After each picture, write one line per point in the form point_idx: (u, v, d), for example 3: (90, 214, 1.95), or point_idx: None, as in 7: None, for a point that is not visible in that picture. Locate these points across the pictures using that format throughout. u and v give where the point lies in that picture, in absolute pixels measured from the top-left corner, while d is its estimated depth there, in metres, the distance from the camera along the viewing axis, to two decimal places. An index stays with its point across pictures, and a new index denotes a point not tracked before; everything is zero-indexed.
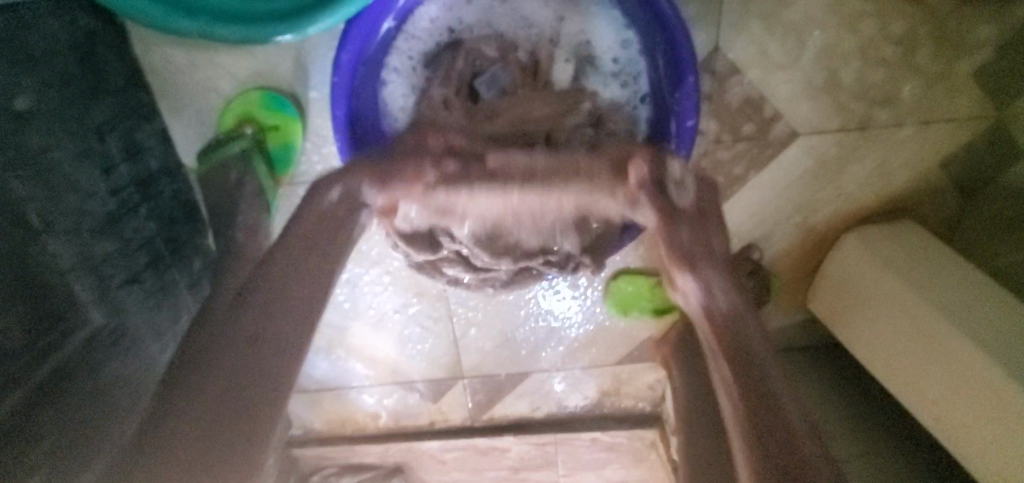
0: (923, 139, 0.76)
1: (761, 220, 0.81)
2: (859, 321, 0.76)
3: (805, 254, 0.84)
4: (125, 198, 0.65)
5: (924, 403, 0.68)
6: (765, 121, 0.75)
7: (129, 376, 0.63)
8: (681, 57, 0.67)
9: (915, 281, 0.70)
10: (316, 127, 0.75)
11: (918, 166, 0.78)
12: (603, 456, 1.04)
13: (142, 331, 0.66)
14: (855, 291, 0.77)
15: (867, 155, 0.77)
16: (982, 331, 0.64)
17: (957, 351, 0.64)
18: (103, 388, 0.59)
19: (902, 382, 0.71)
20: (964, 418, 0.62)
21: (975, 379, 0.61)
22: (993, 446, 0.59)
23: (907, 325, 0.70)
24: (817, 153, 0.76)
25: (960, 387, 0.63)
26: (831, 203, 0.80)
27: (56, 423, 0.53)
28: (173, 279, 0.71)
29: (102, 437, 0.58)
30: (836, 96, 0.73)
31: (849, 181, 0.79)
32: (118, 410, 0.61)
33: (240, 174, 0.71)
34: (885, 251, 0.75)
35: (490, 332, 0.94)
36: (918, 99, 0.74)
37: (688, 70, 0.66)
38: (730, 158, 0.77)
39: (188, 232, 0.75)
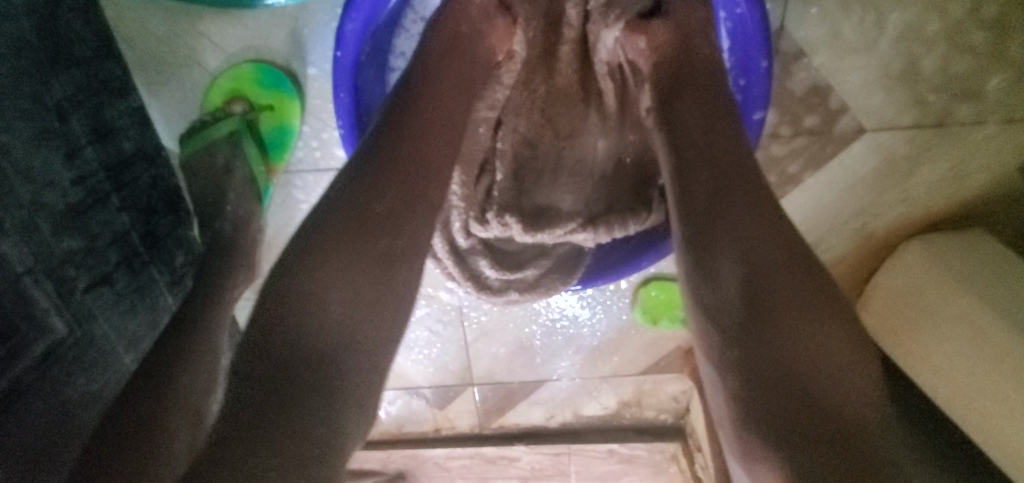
0: (1007, 139, 0.66)
1: (814, 224, 0.73)
2: (919, 339, 0.66)
3: (859, 262, 0.75)
4: (93, 187, 0.57)
5: (995, 440, 0.57)
6: (829, 114, 0.65)
7: (95, 390, 0.56)
8: (749, 37, 0.58)
9: (993, 298, 0.61)
10: (315, 108, 0.66)
11: (996, 171, 0.68)
12: (619, 467, 0.97)
13: (112, 339, 0.58)
14: (916, 306, 0.67)
15: (941, 157, 0.67)
16: None
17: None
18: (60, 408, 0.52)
19: (968, 412, 0.60)
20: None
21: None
22: None
23: (981, 345, 0.60)
24: (885, 151, 0.67)
25: None
26: (894, 208, 0.71)
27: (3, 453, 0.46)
28: (151, 278, 0.64)
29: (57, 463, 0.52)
30: (914, 87, 0.64)
31: (917, 184, 0.69)
32: (81, 430, 0.55)
33: (227, 157, 0.63)
34: (957, 263, 0.65)
35: (504, 338, 0.86)
36: (1006, 95, 0.64)
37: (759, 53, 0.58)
38: (785, 155, 0.68)
39: (170, 223, 0.67)
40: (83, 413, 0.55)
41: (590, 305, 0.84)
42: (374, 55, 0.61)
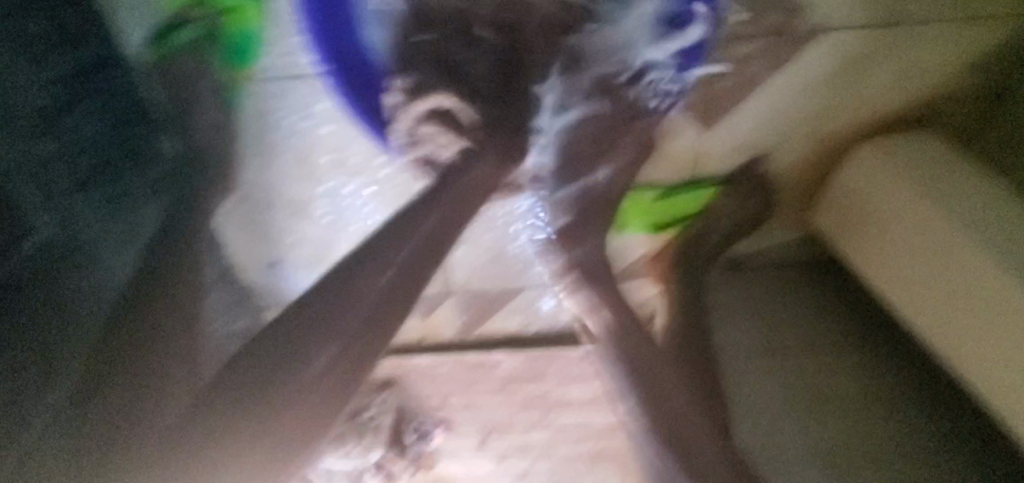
0: (959, 39, 0.69)
1: (773, 128, 0.76)
2: (870, 240, 0.71)
3: (814, 165, 0.79)
4: (61, 94, 0.59)
5: (926, 318, 0.66)
6: (789, 13, 0.67)
7: (91, 285, 0.61)
8: None
9: (936, 193, 0.66)
10: (279, 13, 0.64)
11: (945, 70, 0.71)
12: (596, 369, 1.02)
13: (96, 237, 0.63)
14: (863, 206, 0.72)
15: (895, 57, 0.70)
16: (993, 235, 0.62)
17: (979, 277, 0.60)
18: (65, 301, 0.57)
19: (909, 300, 0.67)
20: (966, 342, 0.62)
21: (1013, 313, 0.57)
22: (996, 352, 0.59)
23: (921, 241, 0.65)
24: (843, 51, 0.69)
25: (972, 298, 0.61)
26: (849, 109, 0.74)
27: (24, 334, 0.51)
28: (125, 187, 0.67)
29: (60, 359, 0.55)
30: None
31: (873, 85, 0.72)
32: (80, 324, 0.59)
33: None
34: (902, 162, 0.70)
35: (480, 246, 0.94)
36: None
37: None
38: (746, 56, 0.70)
39: (143, 134, 0.69)
40: (81, 311, 0.60)
41: None
42: None
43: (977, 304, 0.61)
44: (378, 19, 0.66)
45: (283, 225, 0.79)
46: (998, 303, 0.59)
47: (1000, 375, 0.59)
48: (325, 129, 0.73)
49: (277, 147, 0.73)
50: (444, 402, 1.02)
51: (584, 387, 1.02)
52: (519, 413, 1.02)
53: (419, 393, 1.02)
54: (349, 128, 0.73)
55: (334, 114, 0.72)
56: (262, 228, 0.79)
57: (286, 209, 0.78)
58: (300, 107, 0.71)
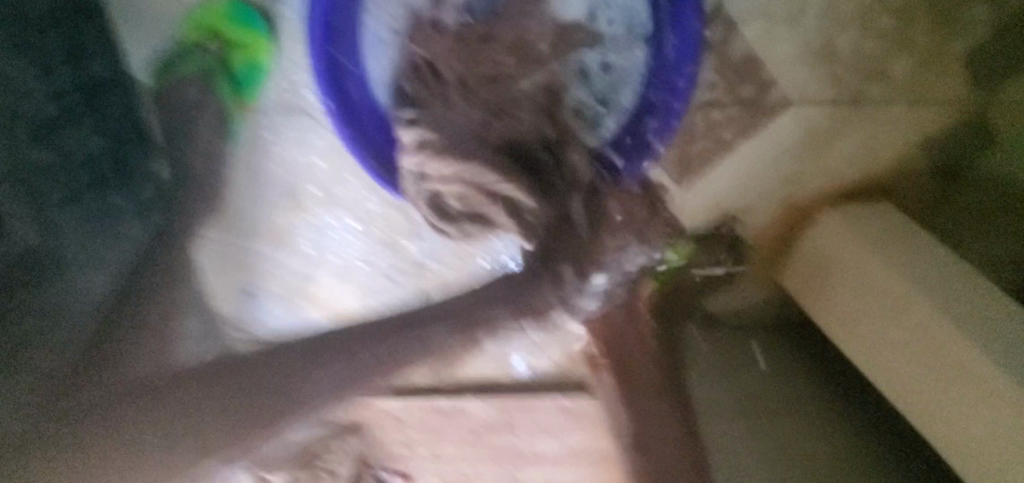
0: (911, 120, 0.76)
1: (744, 190, 0.81)
2: (832, 302, 0.76)
3: (783, 226, 0.83)
4: (71, 105, 0.59)
5: (888, 380, 0.68)
6: (762, 88, 0.74)
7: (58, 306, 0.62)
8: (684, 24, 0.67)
9: (889, 255, 0.71)
10: (289, 53, 0.69)
11: (901, 146, 0.78)
12: None
13: (77, 251, 0.62)
14: (824, 265, 0.77)
15: (854, 132, 0.77)
16: (953, 305, 0.64)
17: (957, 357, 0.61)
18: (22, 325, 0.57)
19: (867, 354, 0.71)
20: (946, 413, 0.62)
21: (965, 372, 0.60)
22: (989, 434, 0.57)
23: (882, 306, 0.69)
24: (807, 124, 0.76)
25: (925, 356, 0.64)
26: (815, 178, 0.80)
27: None
28: (116, 204, 0.66)
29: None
30: (831, 64, 0.73)
31: (835, 156, 0.78)
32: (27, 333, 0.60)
33: (199, 93, 0.70)
34: (862, 227, 0.75)
35: (463, 293, 0.86)
36: (909, 77, 0.73)
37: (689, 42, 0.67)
38: (720, 120, 0.76)
39: (141, 155, 0.69)
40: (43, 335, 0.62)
41: None
42: (344, 11, 0.67)
43: (939, 370, 0.62)
44: (382, 64, 0.70)
45: (264, 256, 0.81)
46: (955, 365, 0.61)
47: (976, 445, 0.59)
48: (317, 164, 0.75)
49: (265, 179, 0.75)
50: None
51: None
52: None
53: None
54: (342, 166, 0.75)
55: (327, 150, 0.74)
56: (243, 257, 0.82)
57: (269, 240, 0.80)
58: (296, 141, 0.73)
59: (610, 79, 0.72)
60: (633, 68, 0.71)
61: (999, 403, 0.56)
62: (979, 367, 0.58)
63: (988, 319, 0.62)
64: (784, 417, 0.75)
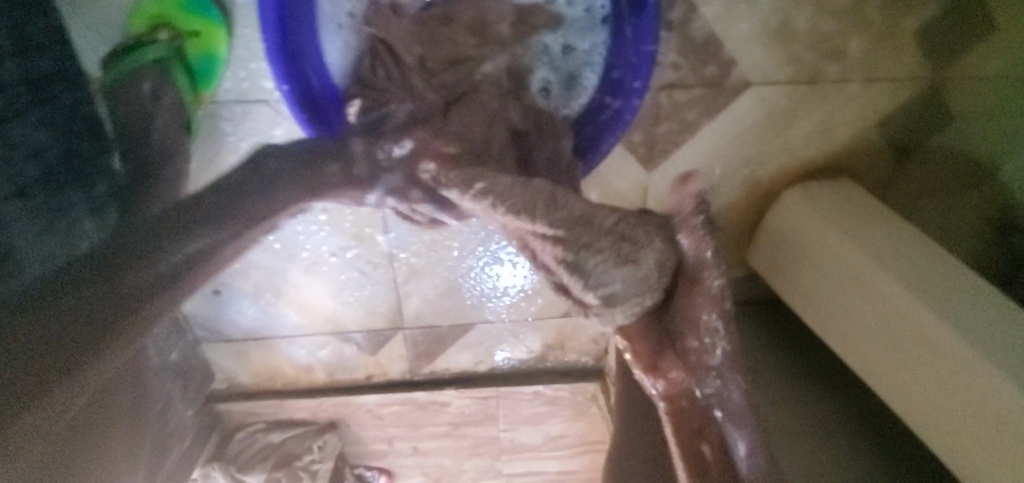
0: (866, 98, 0.78)
1: (710, 171, 0.82)
2: (796, 276, 0.79)
3: (750, 205, 0.86)
4: (9, 99, 0.56)
5: (854, 353, 0.71)
6: (723, 68, 0.75)
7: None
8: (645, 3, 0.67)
9: (850, 232, 0.73)
10: (244, 39, 0.68)
11: (859, 125, 0.80)
12: (543, 409, 1.04)
13: (27, 253, 0.58)
14: (792, 243, 0.79)
15: (812, 111, 0.79)
16: (913, 278, 0.67)
17: (924, 331, 0.63)
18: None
19: (834, 328, 0.74)
20: (903, 380, 0.64)
21: (931, 345, 0.62)
22: (945, 410, 0.60)
23: (847, 279, 0.71)
24: (767, 104, 0.78)
25: (891, 333, 0.66)
26: (777, 157, 0.82)
27: None
28: (70, 202, 0.63)
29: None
30: (788, 44, 0.74)
31: (795, 136, 0.80)
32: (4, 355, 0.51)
33: (154, 85, 0.65)
34: (824, 205, 0.78)
35: (434, 281, 0.89)
36: (864, 56, 0.75)
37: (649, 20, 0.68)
38: (684, 100, 0.77)
39: (94, 149, 0.67)
40: None
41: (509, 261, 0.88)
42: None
43: (903, 343, 0.65)
44: (337, 48, 0.70)
45: None
46: (925, 342, 0.62)
47: (930, 408, 0.61)
48: None
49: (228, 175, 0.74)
50: (391, 445, 1.07)
51: (530, 429, 1.06)
52: (469, 457, 1.10)
53: (365, 432, 1.05)
54: None
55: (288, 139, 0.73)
56: None
57: None
58: (255, 131, 0.73)
59: (571, 63, 0.72)
60: (593, 51, 0.72)
61: (957, 383, 0.59)
62: (940, 343, 0.61)
63: (947, 293, 0.65)
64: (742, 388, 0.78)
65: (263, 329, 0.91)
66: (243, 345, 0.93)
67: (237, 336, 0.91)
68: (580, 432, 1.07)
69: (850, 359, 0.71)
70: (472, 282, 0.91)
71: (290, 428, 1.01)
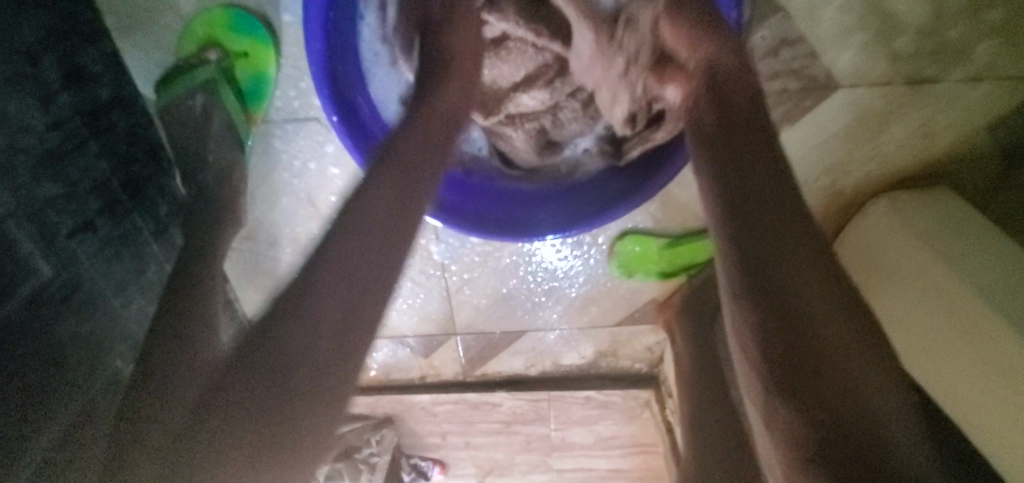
0: (975, 98, 0.69)
1: (786, 180, 0.75)
2: (880, 302, 0.70)
3: (828, 217, 0.78)
4: (70, 134, 0.57)
5: (942, 387, 0.62)
6: (813, 69, 0.68)
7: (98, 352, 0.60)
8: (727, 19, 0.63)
9: (945, 251, 0.65)
10: (292, 57, 0.66)
11: (965, 127, 0.71)
12: (595, 413, 1.03)
13: (97, 283, 0.59)
14: (877, 260, 0.71)
15: (909, 115, 0.70)
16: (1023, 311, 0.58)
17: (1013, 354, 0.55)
18: (63, 374, 0.55)
19: (919, 358, 0.66)
20: (1001, 431, 0.55)
21: None
22: None
23: (938, 304, 0.63)
24: (857, 107, 0.70)
25: (985, 367, 0.58)
26: (863, 165, 0.74)
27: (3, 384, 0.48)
28: (135, 226, 0.65)
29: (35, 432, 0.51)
30: (884, 41, 0.66)
31: (888, 143, 0.72)
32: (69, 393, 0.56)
33: (206, 101, 0.65)
34: (915, 218, 0.69)
35: (484, 289, 0.88)
36: (987, 55, 0.66)
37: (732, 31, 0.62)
38: (765, 102, 0.70)
39: (150, 171, 0.67)
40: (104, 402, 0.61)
41: (567, 259, 0.85)
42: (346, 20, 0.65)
43: (994, 373, 0.57)
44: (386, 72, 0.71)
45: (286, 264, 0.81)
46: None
47: None
48: (331, 172, 0.73)
49: (280, 188, 0.75)
50: (445, 439, 1.08)
51: (581, 430, 1.05)
52: (520, 453, 1.07)
53: (420, 428, 1.08)
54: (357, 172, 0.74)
55: (340, 156, 0.72)
56: (267, 266, 0.82)
57: (290, 249, 0.80)
58: (310, 149, 0.72)
59: None
60: None
61: None
62: None
63: None
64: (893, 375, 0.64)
65: None
66: None
67: None
68: (632, 434, 1.04)
69: (941, 399, 0.63)
70: (523, 293, 0.89)
71: (349, 422, 1.05)
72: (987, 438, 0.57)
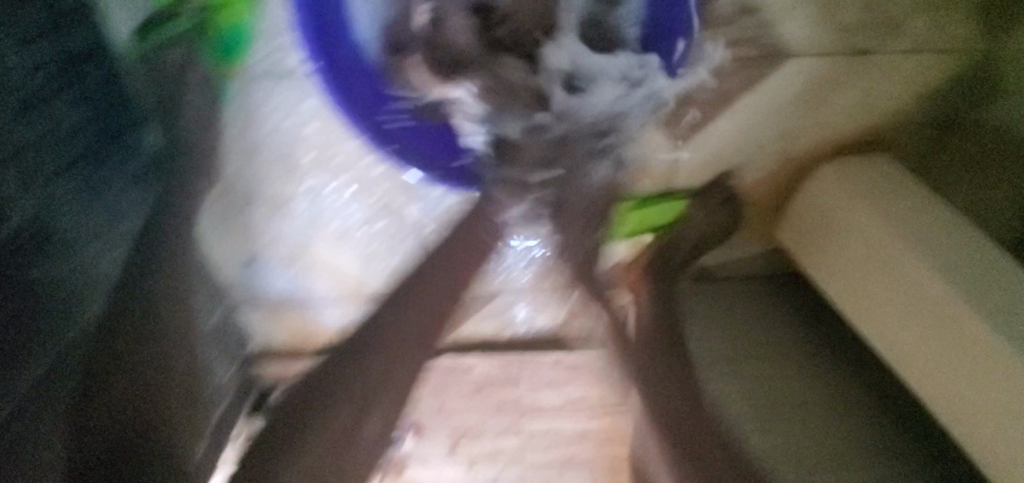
0: (914, 68, 0.75)
1: (742, 145, 0.81)
2: (827, 256, 0.76)
3: (781, 183, 0.84)
4: (49, 79, 0.59)
5: (892, 344, 0.69)
6: (764, 40, 0.74)
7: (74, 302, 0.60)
8: None
9: (892, 216, 0.71)
10: (275, 17, 0.72)
11: (904, 98, 0.77)
12: (565, 375, 1.05)
13: (74, 228, 0.61)
14: (826, 222, 0.76)
15: (853, 85, 0.76)
16: (959, 271, 0.65)
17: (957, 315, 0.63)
18: (30, 323, 0.54)
19: (870, 315, 0.71)
20: (950, 384, 0.63)
21: (979, 347, 0.61)
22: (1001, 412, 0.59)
23: (886, 265, 0.69)
24: (808, 76, 0.75)
25: (932, 326, 0.65)
26: (812, 132, 0.79)
27: None
28: (109, 177, 0.66)
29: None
30: (827, 14, 0.72)
31: (832, 112, 0.78)
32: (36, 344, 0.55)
33: (185, 55, 0.70)
34: (861, 181, 0.75)
35: None
36: (922, 29, 0.73)
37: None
38: (723, 70, 0.75)
39: (124, 123, 0.69)
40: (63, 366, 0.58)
41: None
42: None
43: (942, 332, 0.64)
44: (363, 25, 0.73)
45: (262, 220, 0.82)
46: (956, 338, 0.63)
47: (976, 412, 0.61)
48: (308, 128, 0.77)
49: (257, 144, 0.77)
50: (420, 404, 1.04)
51: (553, 394, 1.05)
52: (493, 416, 1.05)
53: None
54: (336, 130, 0.77)
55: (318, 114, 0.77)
56: (241, 223, 0.82)
57: (267, 206, 0.82)
58: (286, 106, 0.76)
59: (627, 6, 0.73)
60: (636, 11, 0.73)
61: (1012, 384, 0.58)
62: (982, 334, 0.61)
63: (991, 284, 0.64)
64: (773, 366, 0.80)
65: (295, 294, 0.87)
66: (278, 309, 0.87)
67: (270, 301, 0.87)
68: (601, 396, 1.04)
69: (890, 354, 0.69)
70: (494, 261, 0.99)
71: None
72: (935, 390, 0.65)
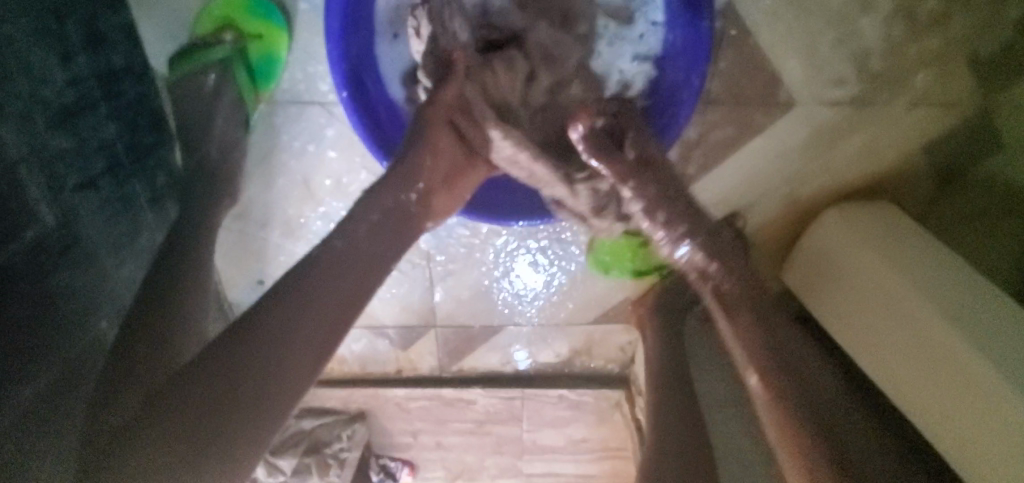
0: (915, 120, 0.78)
1: (751, 187, 0.83)
2: (834, 301, 0.76)
3: (787, 225, 0.85)
4: (85, 93, 0.61)
5: (892, 380, 0.68)
6: (773, 87, 0.77)
7: (87, 311, 0.60)
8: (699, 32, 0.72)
9: (891, 255, 0.71)
10: (303, 43, 0.73)
11: (907, 147, 0.80)
12: (567, 414, 1.02)
13: (94, 238, 0.61)
14: (827, 264, 0.78)
15: (857, 134, 0.79)
16: (959, 309, 0.64)
17: (950, 348, 0.61)
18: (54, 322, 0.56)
19: (872, 354, 0.71)
20: (946, 420, 0.60)
21: (971, 383, 0.58)
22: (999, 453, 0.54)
23: (883, 301, 0.70)
24: (814, 122, 0.78)
25: (927, 362, 0.63)
26: (819, 177, 0.82)
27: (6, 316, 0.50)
28: (133, 190, 0.67)
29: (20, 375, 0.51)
30: (835, 65, 0.75)
31: (840, 158, 0.80)
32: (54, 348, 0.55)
33: (218, 80, 0.70)
34: (863, 225, 0.76)
35: (466, 282, 0.93)
36: (926, 83, 0.76)
37: (704, 40, 0.71)
38: (733, 113, 0.78)
39: (153, 140, 0.71)
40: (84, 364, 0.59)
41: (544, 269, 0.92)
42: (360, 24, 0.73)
43: (932, 366, 0.63)
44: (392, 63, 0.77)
45: (276, 243, 0.84)
46: (963, 380, 0.59)
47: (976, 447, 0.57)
48: (329, 155, 0.79)
49: (278, 168, 0.79)
50: (416, 439, 1.06)
51: (554, 432, 1.04)
52: (490, 456, 1.06)
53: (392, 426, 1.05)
54: (355, 156, 0.79)
55: (338, 140, 0.78)
56: (256, 245, 0.84)
57: (281, 230, 0.83)
58: (309, 132, 0.77)
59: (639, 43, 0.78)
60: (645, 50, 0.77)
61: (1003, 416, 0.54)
62: (970, 360, 0.59)
63: (992, 322, 0.62)
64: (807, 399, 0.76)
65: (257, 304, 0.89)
66: None
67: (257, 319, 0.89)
68: (603, 438, 1.04)
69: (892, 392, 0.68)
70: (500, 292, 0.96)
71: (320, 416, 1.02)
72: (933, 425, 0.62)
